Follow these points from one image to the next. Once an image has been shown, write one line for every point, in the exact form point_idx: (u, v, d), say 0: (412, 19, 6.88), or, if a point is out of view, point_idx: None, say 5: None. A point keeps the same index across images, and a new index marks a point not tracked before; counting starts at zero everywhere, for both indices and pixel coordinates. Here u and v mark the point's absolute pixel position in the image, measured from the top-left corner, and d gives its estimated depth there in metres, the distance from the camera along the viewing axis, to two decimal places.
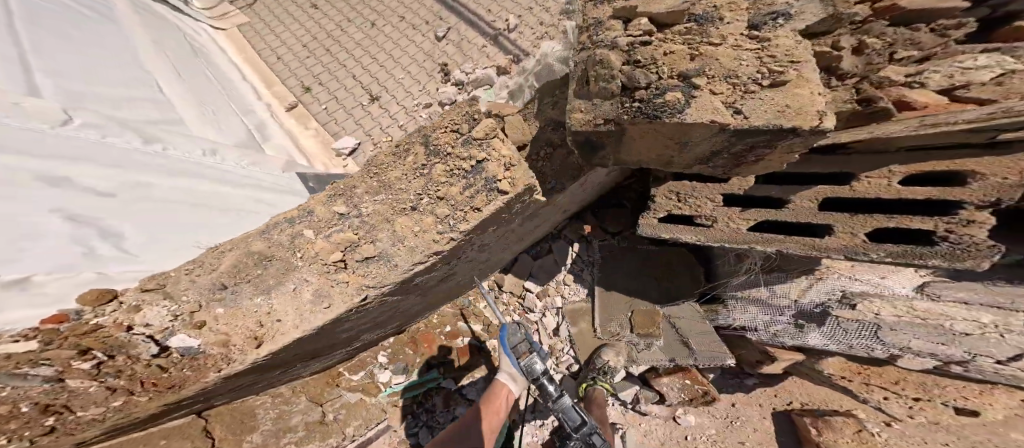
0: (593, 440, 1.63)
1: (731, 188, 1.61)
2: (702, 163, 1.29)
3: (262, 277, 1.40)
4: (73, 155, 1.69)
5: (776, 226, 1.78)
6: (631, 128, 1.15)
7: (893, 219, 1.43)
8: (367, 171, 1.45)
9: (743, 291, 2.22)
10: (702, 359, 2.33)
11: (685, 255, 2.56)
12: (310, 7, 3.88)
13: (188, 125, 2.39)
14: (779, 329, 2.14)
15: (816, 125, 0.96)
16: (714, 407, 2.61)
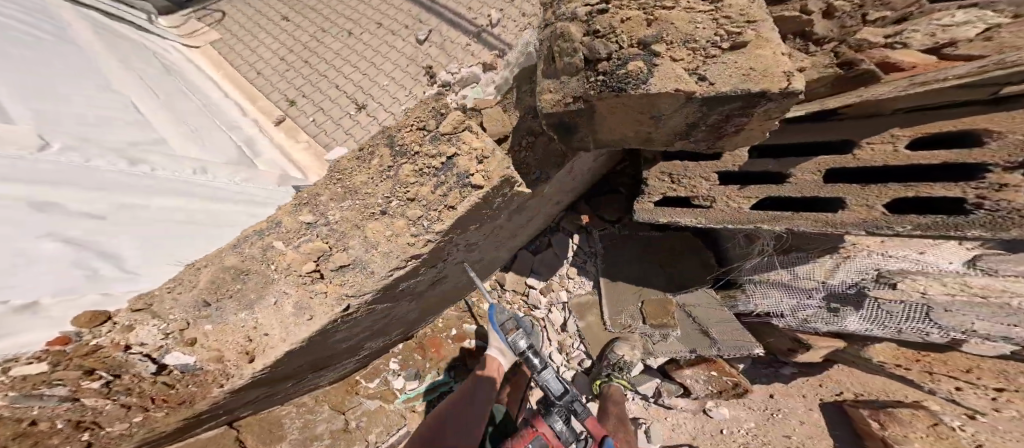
0: (576, 406, 1.82)
1: (725, 165, 1.65)
2: (681, 138, 1.33)
3: (246, 290, 1.44)
4: (54, 179, 1.65)
5: (779, 203, 1.73)
6: (599, 103, 1.21)
7: (909, 188, 1.30)
8: (329, 177, 1.50)
9: (761, 275, 2.14)
10: (726, 349, 2.27)
11: (690, 239, 2.51)
12: (282, 19, 4.00)
13: (171, 144, 2.36)
14: (811, 314, 2.04)
15: (784, 86, 0.98)
16: (749, 399, 2.59)
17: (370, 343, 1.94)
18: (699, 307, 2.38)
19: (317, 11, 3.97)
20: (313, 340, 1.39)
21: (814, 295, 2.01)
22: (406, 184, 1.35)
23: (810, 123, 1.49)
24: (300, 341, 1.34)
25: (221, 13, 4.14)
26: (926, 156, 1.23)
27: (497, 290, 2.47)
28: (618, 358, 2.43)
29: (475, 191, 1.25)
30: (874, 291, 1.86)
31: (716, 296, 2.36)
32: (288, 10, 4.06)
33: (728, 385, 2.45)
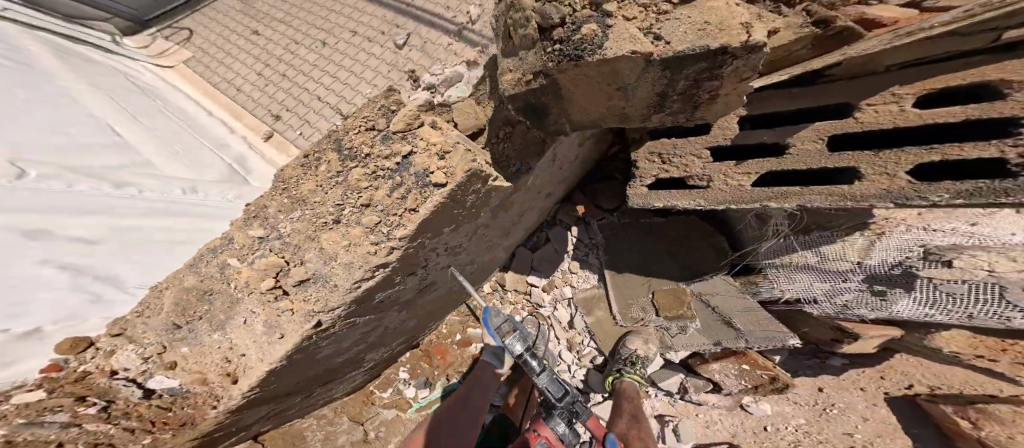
0: (577, 407, 1.76)
1: (714, 138, 1.55)
2: (657, 111, 1.31)
3: (213, 312, 1.34)
4: (28, 206, 1.52)
5: (782, 177, 1.63)
6: (562, 76, 1.17)
7: (935, 152, 1.17)
8: (275, 187, 1.38)
9: (783, 258, 2.00)
10: (755, 341, 2.10)
11: (696, 222, 2.38)
12: (252, 34, 3.84)
13: (158, 168, 2.27)
14: (851, 299, 1.86)
15: (744, 39, 0.94)
16: (796, 395, 2.46)
17: (370, 356, 1.93)
18: (719, 294, 2.27)
19: (286, 23, 3.80)
20: (294, 361, 1.34)
21: (850, 278, 1.83)
22: (358, 189, 1.23)
23: (795, 90, 1.36)
24: (283, 359, 1.24)
25: (190, 31, 3.98)
26: (942, 111, 1.12)
27: (498, 291, 2.43)
28: (630, 352, 2.26)
29: (437, 190, 1.17)
30: (925, 271, 1.66)
31: (733, 282, 2.25)
32: (258, 24, 3.91)
33: (766, 378, 2.34)
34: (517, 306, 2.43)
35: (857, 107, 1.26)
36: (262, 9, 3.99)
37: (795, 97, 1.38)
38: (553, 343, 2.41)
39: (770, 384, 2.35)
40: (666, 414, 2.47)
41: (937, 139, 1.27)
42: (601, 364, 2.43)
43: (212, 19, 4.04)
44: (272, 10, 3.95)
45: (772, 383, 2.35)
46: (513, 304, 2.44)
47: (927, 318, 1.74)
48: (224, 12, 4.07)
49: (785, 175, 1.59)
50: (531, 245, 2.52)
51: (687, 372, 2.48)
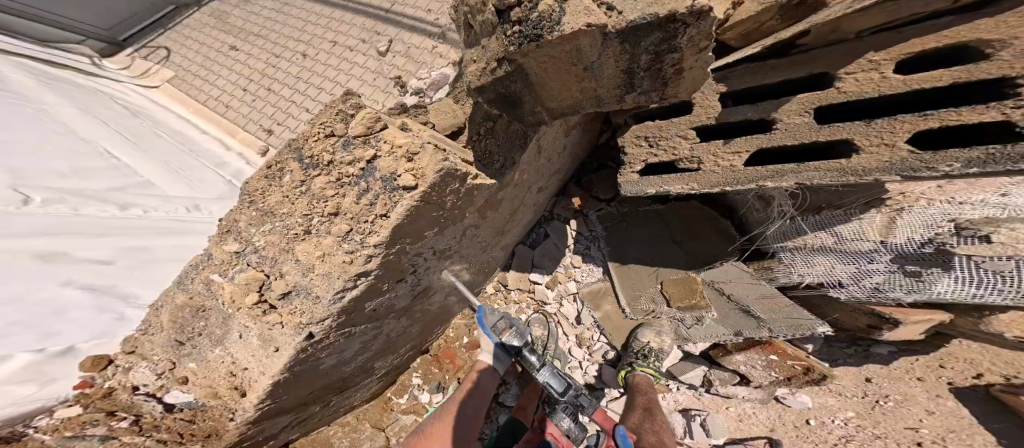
0: (581, 400, 1.71)
1: (698, 118, 1.49)
2: (628, 92, 1.37)
3: (210, 328, 1.38)
4: (37, 230, 1.55)
5: (784, 155, 1.53)
6: (524, 60, 1.17)
7: (931, 118, 1.07)
8: (243, 200, 1.35)
9: (796, 240, 1.89)
10: (782, 331, 1.90)
11: (699, 208, 2.31)
12: (230, 49, 3.66)
13: (159, 187, 2.23)
14: (883, 281, 1.71)
15: (690, 5, 0.97)
16: (842, 387, 2.37)
17: (379, 364, 1.93)
18: (732, 281, 2.13)
19: (263, 36, 3.64)
20: (297, 373, 1.36)
21: (878, 259, 1.70)
22: (323, 198, 1.24)
23: (770, 61, 1.33)
24: (284, 370, 1.27)
25: (165, 48, 3.78)
26: (927, 75, 1.03)
27: (502, 291, 2.45)
28: (643, 346, 2.22)
29: (406, 194, 1.15)
30: (961, 248, 1.50)
31: (745, 268, 2.10)
32: (235, 38, 3.72)
33: (800, 369, 2.24)
34: (522, 305, 2.43)
35: (836, 75, 1.17)
36: (237, 23, 3.82)
37: (775, 72, 1.31)
38: (562, 340, 2.37)
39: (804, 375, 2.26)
40: (693, 409, 2.42)
41: (930, 105, 1.20)
42: (613, 359, 2.37)
43: (184, 35, 3.85)
44: (248, 23, 3.79)
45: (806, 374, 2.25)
46: (518, 303, 2.44)
47: (970, 299, 1.58)
48: (196, 28, 3.89)
49: (784, 153, 1.50)
50: (530, 243, 2.52)
51: (711, 364, 2.44)
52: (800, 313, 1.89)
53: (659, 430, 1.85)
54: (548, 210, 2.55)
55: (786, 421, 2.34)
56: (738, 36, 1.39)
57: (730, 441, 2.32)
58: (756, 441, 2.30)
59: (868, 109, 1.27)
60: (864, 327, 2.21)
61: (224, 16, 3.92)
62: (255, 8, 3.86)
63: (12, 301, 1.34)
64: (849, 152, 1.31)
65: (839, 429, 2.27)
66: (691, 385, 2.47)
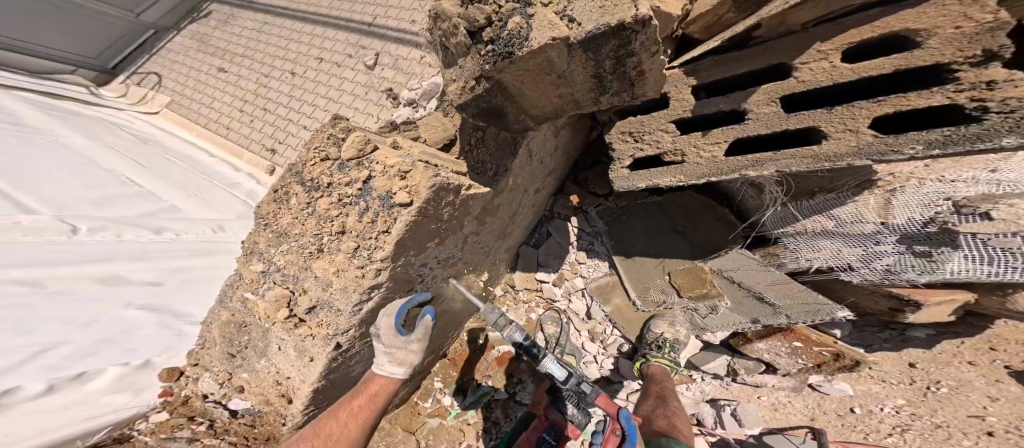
0: (582, 388, 1.75)
1: (675, 112, 1.51)
2: (601, 94, 1.32)
3: (254, 341, 1.55)
4: (100, 255, 1.84)
5: (764, 141, 1.58)
6: (501, 76, 1.15)
7: (885, 104, 1.15)
8: (259, 223, 1.49)
9: (796, 226, 1.84)
10: (802, 317, 1.96)
11: (696, 198, 2.26)
12: (219, 71, 3.89)
13: (183, 210, 2.38)
14: (894, 263, 1.67)
15: (633, 13, 0.95)
16: (885, 373, 2.32)
17: (405, 370, 2.01)
18: (740, 269, 2.12)
19: (248, 57, 3.88)
20: (330, 380, 1.52)
21: (883, 241, 1.66)
22: (330, 217, 1.32)
23: (733, 53, 1.38)
24: (320, 377, 1.44)
25: (154, 74, 4.04)
26: (872, 64, 1.13)
27: (510, 292, 2.55)
28: (657, 336, 2.31)
29: (403, 210, 1.21)
30: (963, 226, 1.47)
31: (751, 256, 2.07)
32: (221, 60, 3.96)
33: (829, 355, 2.26)
34: (531, 305, 2.51)
35: (794, 66, 1.27)
36: (221, 46, 4.07)
37: (740, 63, 1.37)
38: (574, 336, 2.46)
39: (834, 361, 2.27)
40: (722, 400, 2.48)
41: (880, 91, 1.31)
42: (629, 352, 2.45)
43: (170, 60, 4.12)
44: (230, 45, 4.04)
45: (836, 360, 2.27)
46: (528, 303, 2.52)
47: (986, 278, 1.51)
48: (180, 51, 4.17)
49: (760, 139, 1.57)
50: (533, 243, 2.61)
51: (733, 353, 2.51)
52: (816, 299, 1.91)
53: (672, 415, 1.91)
54: (548, 210, 2.63)
55: (828, 411, 2.32)
56: (699, 30, 1.44)
57: (766, 432, 2.32)
58: (796, 431, 2.27)
59: (826, 96, 1.38)
60: (886, 310, 2.13)
61: (206, 38, 4.19)
62: (236, 30, 4.14)
63: (92, 323, 1.66)
64: (821, 139, 1.37)
65: (890, 418, 2.20)
66: (716, 374, 2.53)
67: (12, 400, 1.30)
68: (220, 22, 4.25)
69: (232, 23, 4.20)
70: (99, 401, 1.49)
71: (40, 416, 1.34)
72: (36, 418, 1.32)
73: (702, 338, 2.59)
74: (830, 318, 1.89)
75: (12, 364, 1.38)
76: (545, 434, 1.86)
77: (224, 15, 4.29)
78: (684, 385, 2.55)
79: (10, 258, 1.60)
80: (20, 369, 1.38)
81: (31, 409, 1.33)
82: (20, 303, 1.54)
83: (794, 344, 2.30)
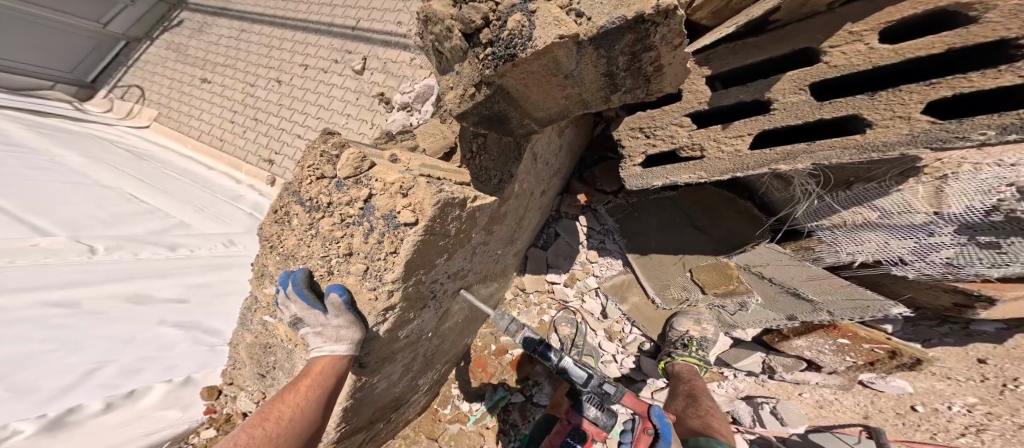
0: (605, 388, 1.70)
1: (689, 105, 1.39)
2: (612, 91, 1.24)
3: (280, 361, 1.57)
4: (122, 275, 1.91)
5: (794, 130, 1.45)
6: (504, 80, 1.04)
7: (940, 86, 1.02)
8: (265, 246, 1.48)
9: (833, 218, 1.66)
10: (844, 314, 1.91)
11: (716, 194, 2.09)
12: (201, 81, 3.95)
13: (193, 226, 2.46)
14: (955, 256, 1.51)
15: (658, 4, 0.84)
16: (954, 370, 2.11)
17: (423, 381, 2.02)
18: (771, 265, 1.95)
19: (229, 66, 3.93)
20: (357, 399, 1.54)
21: (938, 231, 1.47)
22: (334, 239, 1.29)
23: (750, 39, 1.26)
24: (347, 398, 1.47)
25: (136, 86, 4.12)
26: (917, 44, 1.00)
27: (521, 295, 2.51)
28: (682, 335, 2.25)
29: (410, 228, 1.17)
30: None
31: (781, 250, 1.86)
32: (201, 70, 4.01)
33: (882, 353, 2.12)
34: (543, 306, 2.46)
35: (822, 51, 1.14)
36: (200, 55, 4.12)
37: (758, 50, 1.26)
38: (591, 336, 2.41)
39: (889, 358, 2.12)
40: (760, 398, 2.36)
41: (934, 72, 1.14)
42: (652, 350, 2.40)
43: (149, 71, 4.19)
44: (210, 54, 4.10)
45: (892, 358, 2.12)
46: (540, 304, 2.48)
47: None
48: (157, 62, 4.22)
49: (789, 130, 1.46)
50: (542, 244, 2.55)
51: (769, 350, 2.37)
52: (864, 295, 1.79)
53: (706, 414, 1.84)
54: (555, 210, 2.56)
55: (885, 409, 2.20)
56: (707, 15, 1.32)
57: (812, 429, 2.23)
58: (849, 429, 2.12)
59: (864, 81, 1.24)
60: (949, 306, 1.92)
61: (182, 47, 4.25)
62: (212, 38, 4.19)
63: (130, 341, 1.75)
64: (863, 127, 1.24)
65: (961, 417, 2.06)
66: (751, 371, 2.42)
67: (78, 417, 1.43)
68: (193, 30, 4.32)
69: (208, 31, 4.25)
70: (154, 416, 1.63)
71: (104, 432, 1.47)
72: (101, 433, 1.46)
73: (731, 335, 2.47)
74: (883, 314, 1.82)
75: (70, 384, 1.49)
76: (568, 437, 1.80)
77: (198, 24, 4.34)
78: (716, 382, 2.43)
79: (31, 281, 1.67)
80: (78, 388, 1.50)
81: (95, 426, 1.46)
82: (61, 324, 1.63)
83: (839, 341, 2.15)
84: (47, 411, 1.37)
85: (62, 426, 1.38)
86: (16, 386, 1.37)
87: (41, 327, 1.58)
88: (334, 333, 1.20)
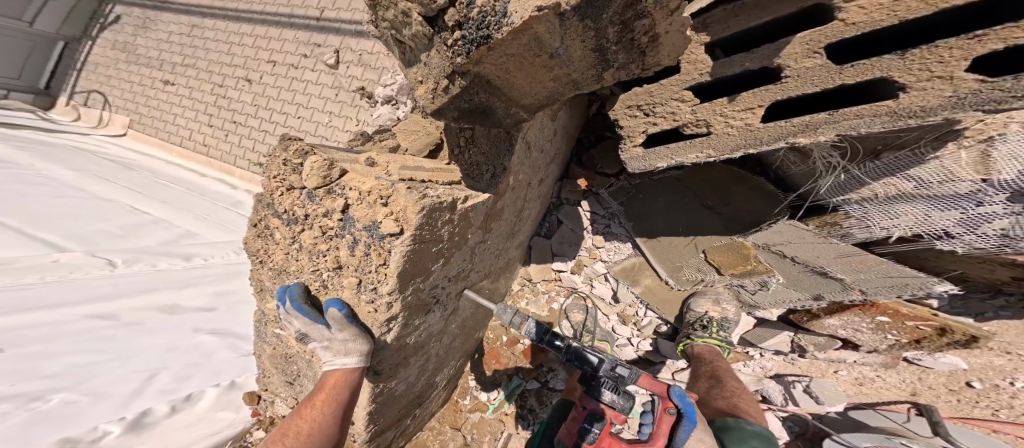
0: (619, 372, 1.61)
1: (688, 79, 1.27)
2: (605, 68, 1.13)
3: (303, 369, 1.62)
4: (147, 286, 2.08)
5: (811, 97, 1.33)
6: (480, 67, 0.91)
7: (990, 39, 0.86)
8: (257, 261, 1.47)
9: (862, 191, 1.50)
10: (876, 292, 1.80)
11: (729, 172, 1.89)
12: (164, 83, 3.85)
13: (200, 234, 2.59)
14: (1011, 227, 1.34)
15: None
16: (1011, 344, 1.97)
17: (440, 377, 2.07)
18: (793, 243, 1.80)
19: (191, 66, 3.78)
20: (379, 403, 1.61)
21: (987, 201, 1.31)
22: (321, 253, 1.24)
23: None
24: (369, 402, 1.53)
25: (95, 91, 4.06)
26: None
27: (528, 285, 2.49)
28: (701, 316, 2.22)
29: (396, 238, 1.08)
30: None
31: (805, 227, 1.71)
32: (161, 72, 3.90)
33: (929, 330, 1.97)
34: (551, 294, 2.45)
35: (836, 6, 0.99)
36: (152, 55, 3.98)
37: (762, 11, 1.13)
38: (603, 321, 2.39)
39: (938, 336, 1.98)
40: (790, 376, 2.31)
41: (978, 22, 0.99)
42: (669, 333, 2.41)
43: (103, 74, 4.10)
44: (163, 54, 3.94)
45: (942, 335, 1.97)
46: (547, 293, 2.46)
47: None
48: (109, 65, 4.13)
49: (807, 98, 1.34)
50: (545, 232, 2.50)
51: (797, 329, 2.27)
52: (902, 273, 1.65)
53: (731, 395, 1.84)
54: (555, 197, 2.50)
55: (934, 386, 2.12)
56: None
57: (852, 406, 2.21)
58: (896, 407, 2.13)
59: (892, 38, 1.11)
60: (1008, 280, 1.72)
61: (131, 47, 4.10)
62: (159, 35, 4.02)
63: (174, 349, 1.92)
64: (894, 91, 1.11)
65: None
66: (779, 350, 2.34)
67: (153, 419, 1.61)
68: (138, 28, 4.14)
69: (153, 28, 4.08)
70: (213, 417, 1.83)
71: (173, 432, 1.66)
72: (173, 433, 1.66)
73: (755, 314, 2.37)
74: (924, 291, 1.68)
75: (135, 389, 1.67)
76: (585, 423, 1.58)
77: (140, 20, 4.16)
78: (741, 362, 2.37)
79: (55, 298, 1.81)
80: (143, 393, 1.67)
81: (166, 427, 1.65)
82: (104, 334, 1.80)
83: (877, 320, 2.00)
84: (125, 414, 1.55)
85: (142, 427, 1.57)
86: (94, 392, 1.58)
87: (85, 339, 1.75)
88: (342, 347, 1.22)
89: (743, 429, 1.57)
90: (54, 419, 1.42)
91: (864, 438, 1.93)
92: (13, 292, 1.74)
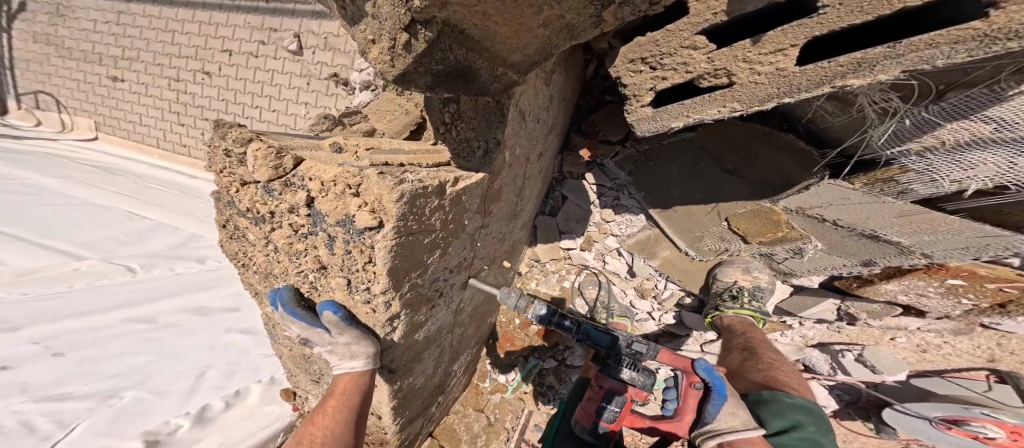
0: (636, 348, 1.51)
1: (697, 22, 1.07)
2: (606, 5, 0.94)
3: (323, 368, 1.67)
4: (172, 291, 2.28)
5: (854, 32, 1.08)
6: (449, 9, 0.70)
7: None
8: (242, 266, 1.51)
9: (925, 140, 1.25)
10: (944, 255, 1.55)
11: (743, 130, 1.66)
12: (113, 80, 3.54)
13: (204, 235, 2.70)
14: None
15: None
16: None
17: (456, 366, 2.09)
18: (832, 205, 1.59)
19: (136, 59, 3.45)
20: (401, 398, 1.65)
21: None
22: (299, 252, 1.24)
23: None
24: (391, 398, 1.57)
25: (42, 91, 3.73)
26: None
27: (536, 266, 2.44)
28: (730, 285, 2.06)
29: (376, 232, 1.02)
30: None
31: (849, 188, 1.47)
32: (104, 67, 3.55)
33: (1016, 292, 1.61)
34: (561, 273, 2.40)
35: None
36: (85, 48, 3.58)
37: None
38: (620, 296, 2.35)
39: None
40: (839, 345, 2.18)
41: None
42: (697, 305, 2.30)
43: (43, 71, 3.72)
44: (97, 46, 3.54)
45: None
46: (557, 272, 2.40)
47: None
48: (41, 61, 3.72)
49: (857, 29, 1.07)
50: (549, 210, 2.41)
51: (844, 295, 2.02)
52: (983, 233, 1.39)
53: (769, 367, 1.72)
54: (558, 171, 2.36)
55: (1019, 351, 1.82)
56: None
57: (915, 374, 2.09)
58: (973, 374, 1.90)
59: None
60: None
61: (56, 39, 3.65)
62: (83, 24, 3.56)
63: (212, 349, 2.14)
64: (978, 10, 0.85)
65: None
66: (823, 321, 2.16)
67: (213, 413, 1.89)
68: (53, 15, 3.62)
69: (72, 15, 3.58)
70: (262, 411, 2.07)
71: (229, 425, 1.94)
72: (229, 426, 1.93)
73: (791, 282, 2.13)
74: (1010, 251, 1.43)
75: (190, 387, 1.91)
76: (602, 404, 1.52)
77: (52, 5, 3.61)
78: (779, 332, 2.29)
79: (84, 307, 2.00)
80: (199, 390, 1.93)
81: (225, 420, 1.93)
82: (146, 336, 2.02)
83: (948, 282, 1.70)
84: (190, 409, 1.83)
85: (205, 421, 1.85)
86: (157, 389, 1.83)
87: (125, 343, 1.96)
88: (347, 350, 1.24)
89: (781, 402, 1.47)
90: (130, 415, 1.69)
91: (935, 409, 1.83)
92: (49, 301, 1.95)
